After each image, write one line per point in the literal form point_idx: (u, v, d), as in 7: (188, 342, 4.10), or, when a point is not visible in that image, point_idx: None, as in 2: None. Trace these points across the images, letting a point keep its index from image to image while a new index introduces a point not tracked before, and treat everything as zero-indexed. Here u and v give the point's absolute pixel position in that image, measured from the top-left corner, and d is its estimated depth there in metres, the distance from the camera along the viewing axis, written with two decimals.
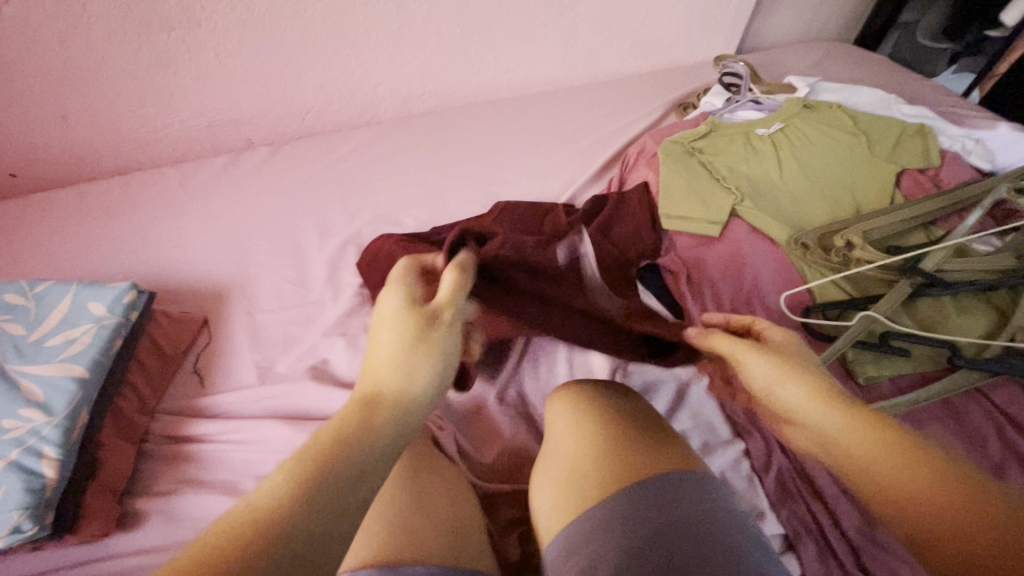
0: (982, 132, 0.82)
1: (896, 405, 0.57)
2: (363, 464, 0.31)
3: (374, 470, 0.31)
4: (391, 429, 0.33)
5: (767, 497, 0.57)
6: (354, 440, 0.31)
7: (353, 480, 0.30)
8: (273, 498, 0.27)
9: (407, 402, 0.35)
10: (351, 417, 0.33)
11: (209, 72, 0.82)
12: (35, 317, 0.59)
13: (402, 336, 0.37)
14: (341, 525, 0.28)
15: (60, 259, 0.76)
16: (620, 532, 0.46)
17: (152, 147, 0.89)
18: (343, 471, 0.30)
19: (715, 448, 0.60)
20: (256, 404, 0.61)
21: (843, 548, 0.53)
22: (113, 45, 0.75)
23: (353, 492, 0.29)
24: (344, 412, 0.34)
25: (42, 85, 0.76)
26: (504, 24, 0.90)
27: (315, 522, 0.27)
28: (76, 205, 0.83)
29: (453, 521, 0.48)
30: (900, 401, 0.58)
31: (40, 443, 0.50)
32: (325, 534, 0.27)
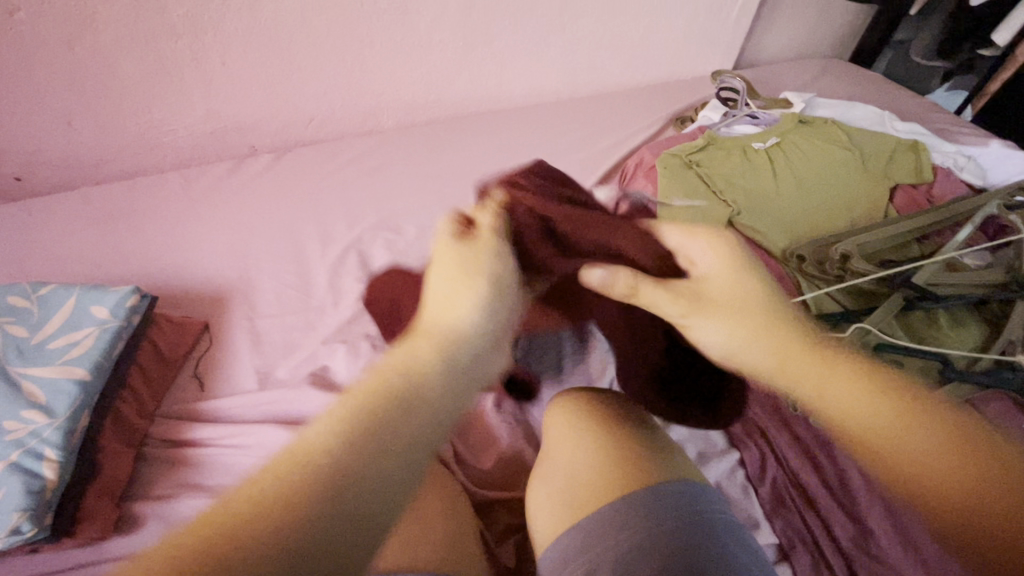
0: (974, 149, 0.84)
1: None
2: (415, 424, 0.35)
3: (424, 430, 0.35)
4: (441, 386, 0.37)
5: (762, 507, 0.58)
6: (407, 396, 0.36)
7: (405, 436, 0.34)
8: (330, 445, 0.32)
9: (453, 357, 0.40)
10: (405, 371, 0.37)
11: (215, 80, 0.83)
12: (37, 319, 0.60)
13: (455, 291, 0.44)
14: (392, 472, 0.32)
15: (63, 263, 0.76)
16: (614, 539, 0.47)
17: (156, 153, 0.90)
18: (393, 426, 0.34)
19: (710, 458, 0.61)
20: (256, 409, 0.61)
21: (836, 557, 0.53)
22: (120, 53, 0.76)
23: (405, 443, 0.33)
24: (394, 362, 0.38)
25: (49, 91, 0.77)
26: (506, 36, 0.92)
27: (366, 469, 0.31)
28: (79, 210, 0.84)
29: (449, 528, 0.48)
30: None
31: (40, 445, 0.51)
32: (378, 484, 0.31)
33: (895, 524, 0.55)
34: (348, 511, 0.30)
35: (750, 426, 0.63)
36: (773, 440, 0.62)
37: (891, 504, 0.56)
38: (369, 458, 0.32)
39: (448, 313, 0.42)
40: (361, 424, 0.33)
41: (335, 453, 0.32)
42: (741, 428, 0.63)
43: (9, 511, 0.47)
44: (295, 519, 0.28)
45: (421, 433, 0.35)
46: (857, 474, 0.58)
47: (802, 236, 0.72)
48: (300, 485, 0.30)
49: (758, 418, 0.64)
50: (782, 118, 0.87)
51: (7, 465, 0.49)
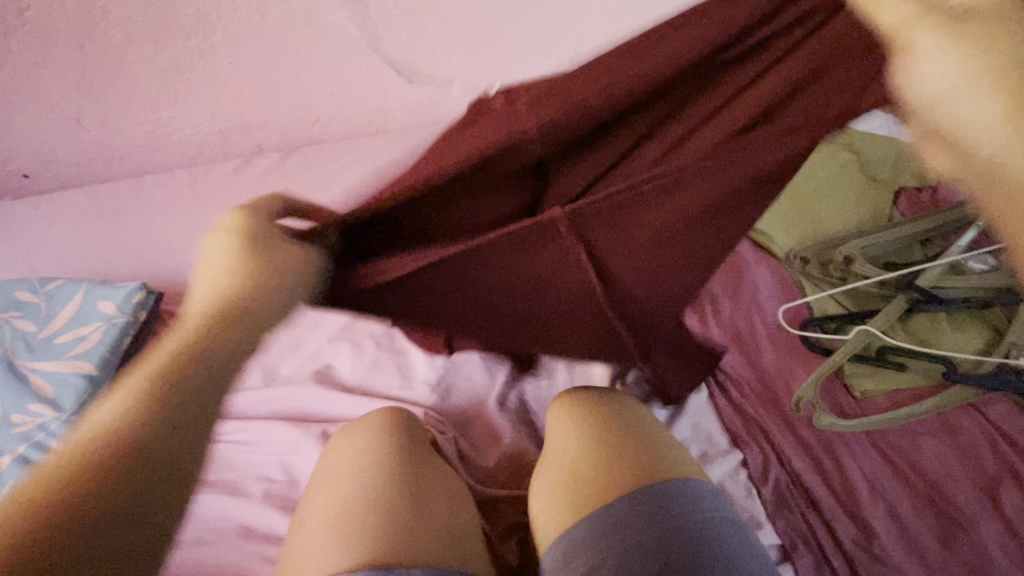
0: None
1: (893, 419, 0.59)
2: (200, 388, 0.32)
3: (214, 389, 0.33)
4: (232, 344, 0.35)
5: (765, 508, 0.58)
6: (195, 361, 0.33)
7: (192, 404, 0.31)
8: (118, 422, 0.29)
9: (252, 316, 0.36)
10: (192, 335, 0.34)
11: (223, 79, 0.84)
12: (45, 313, 0.61)
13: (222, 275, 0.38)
14: (187, 443, 0.30)
15: (70, 259, 0.77)
16: (617, 538, 0.47)
17: (163, 151, 0.91)
18: (182, 396, 0.31)
19: (713, 458, 0.61)
20: (262, 404, 0.62)
21: (839, 558, 0.54)
22: (129, 51, 0.77)
23: (195, 409, 0.31)
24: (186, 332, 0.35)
25: (59, 89, 0.78)
26: (513, 37, 0.92)
27: (155, 443, 0.29)
28: (86, 206, 0.84)
29: (452, 524, 0.49)
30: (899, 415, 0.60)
31: (47, 439, 0.52)
32: (165, 457, 0.29)
33: (898, 526, 0.55)
34: (143, 486, 0.28)
35: (754, 426, 0.63)
36: (776, 440, 0.61)
37: (894, 506, 0.56)
38: (162, 425, 0.30)
39: (210, 290, 0.37)
40: (144, 394, 0.31)
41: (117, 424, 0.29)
42: (744, 428, 0.63)
43: None
44: (89, 500, 0.26)
45: (208, 400, 0.32)
46: (860, 476, 0.58)
47: (806, 239, 0.75)
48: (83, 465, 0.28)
49: (762, 418, 0.63)
50: None
51: (14, 458, 0.51)
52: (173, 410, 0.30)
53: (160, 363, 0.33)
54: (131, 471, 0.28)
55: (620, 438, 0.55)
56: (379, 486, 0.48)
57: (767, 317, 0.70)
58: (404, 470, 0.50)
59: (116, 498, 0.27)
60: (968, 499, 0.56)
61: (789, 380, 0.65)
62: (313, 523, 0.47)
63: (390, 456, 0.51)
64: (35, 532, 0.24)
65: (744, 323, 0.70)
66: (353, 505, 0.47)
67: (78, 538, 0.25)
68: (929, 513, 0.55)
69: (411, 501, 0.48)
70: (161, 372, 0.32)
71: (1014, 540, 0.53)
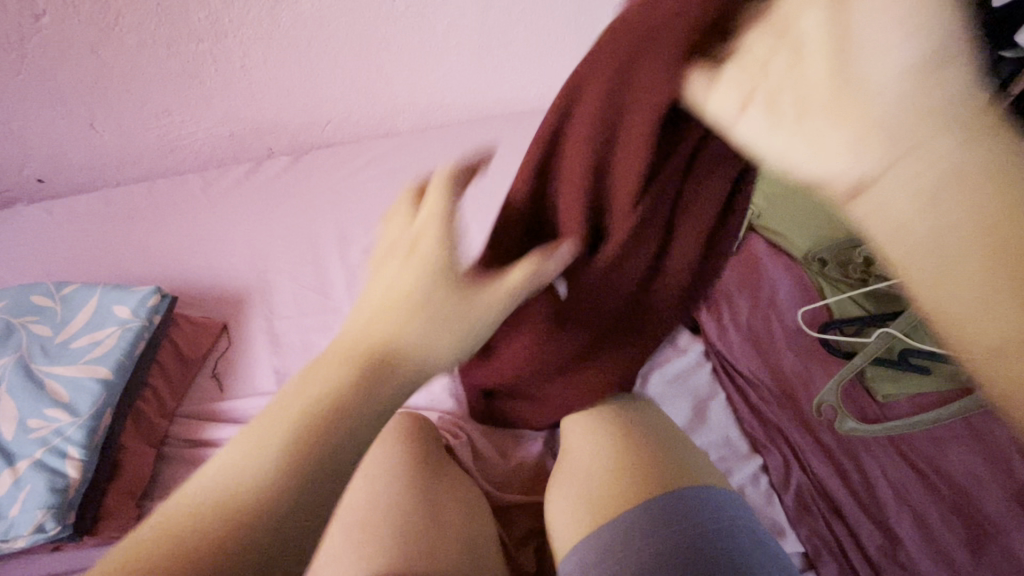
0: None
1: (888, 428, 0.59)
2: (335, 461, 0.28)
3: (343, 463, 0.28)
4: (345, 439, 0.29)
5: (786, 513, 0.57)
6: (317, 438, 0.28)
7: (321, 473, 0.27)
8: (263, 458, 0.27)
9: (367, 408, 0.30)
10: (299, 420, 0.29)
11: (233, 82, 0.83)
12: (60, 318, 0.61)
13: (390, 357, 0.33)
14: (301, 532, 0.26)
15: (85, 263, 0.77)
16: (634, 547, 0.46)
17: (176, 155, 0.91)
18: (314, 467, 0.27)
19: (732, 464, 0.60)
20: None
21: (864, 565, 0.53)
22: (142, 56, 0.77)
23: (325, 483, 0.27)
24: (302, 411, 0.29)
25: (71, 93, 0.78)
26: (525, 38, 0.91)
27: (272, 514, 0.26)
28: (100, 210, 0.84)
29: (466, 531, 0.48)
30: (902, 425, 0.59)
31: (64, 444, 0.52)
32: (285, 531, 0.26)
33: (927, 536, 0.54)
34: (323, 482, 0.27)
35: (773, 432, 0.62)
36: (798, 448, 0.61)
37: (921, 513, 0.56)
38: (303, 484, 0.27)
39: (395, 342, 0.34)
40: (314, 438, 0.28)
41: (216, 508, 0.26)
42: (764, 432, 0.63)
43: (34, 509, 0.49)
44: (292, 468, 0.27)
45: (339, 458, 0.28)
46: (884, 481, 0.58)
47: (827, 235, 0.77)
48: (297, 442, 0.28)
49: (782, 422, 0.63)
50: None
51: (32, 463, 0.51)
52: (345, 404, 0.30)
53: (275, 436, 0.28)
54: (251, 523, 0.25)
55: (635, 448, 0.53)
56: (388, 493, 0.48)
57: (787, 320, 0.72)
58: (419, 476, 0.50)
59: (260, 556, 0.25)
60: (997, 505, 0.55)
61: (809, 382, 0.66)
62: (326, 529, 0.47)
63: (398, 462, 0.50)
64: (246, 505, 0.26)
65: (761, 327, 0.71)
66: (366, 513, 0.46)
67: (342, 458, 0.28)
68: (957, 519, 0.55)
69: (426, 504, 0.48)
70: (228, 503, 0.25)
71: None
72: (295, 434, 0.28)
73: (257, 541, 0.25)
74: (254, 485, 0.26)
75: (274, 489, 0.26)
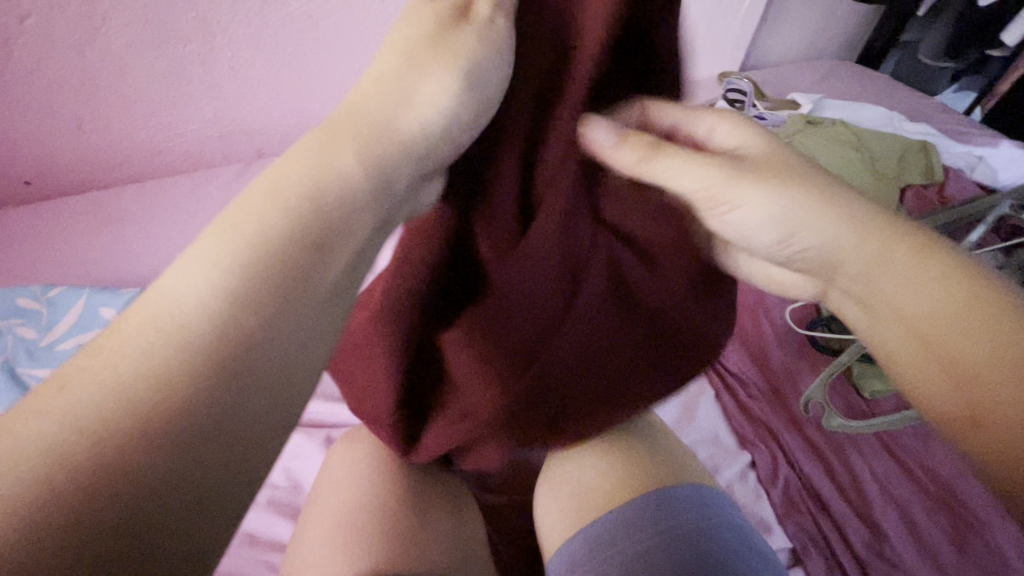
0: (985, 150, 0.94)
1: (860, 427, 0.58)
2: (230, 418, 0.20)
3: (241, 415, 0.20)
4: (196, 399, 0.20)
5: (773, 509, 0.57)
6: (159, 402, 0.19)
7: (179, 443, 0.19)
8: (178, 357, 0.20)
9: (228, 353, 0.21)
10: (144, 355, 0.20)
11: (222, 83, 0.83)
12: (46, 321, 0.61)
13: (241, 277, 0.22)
14: (183, 504, 0.19)
15: (72, 266, 0.77)
16: (623, 543, 0.46)
17: (164, 156, 0.90)
18: (182, 425, 0.19)
19: (720, 460, 0.61)
20: None
21: (851, 562, 0.53)
22: (130, 57, 0.76)
23: (202, 451, 0.19)
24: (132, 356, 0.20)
25: (58, 94, 0.78)
26: None
27: (160, 457, 0.19)
28: (87, 212, 0.84)
29: (454, 529, 0.48)
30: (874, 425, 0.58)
31: None
32: (176, 471, 0.19)
33: (913, 533, 0.55)
34: (226, 434, 0.20)
35: (760, 428, 0.63)
36: (786, 444, 0.61)
37: (907, 509, 0.57)
38: (209, 423, 0.20)
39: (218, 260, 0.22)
40: (169, 369, 0.20)
41: (154, 387, 0.19)
42: (752, 430, 0.63)
43: None
44: (174, 425, 0.19)
45: (194, 421, 0.19)
46: (871, 478, 0.59)
47: None
48: (175, 373, 0.20)
49: (770, 420, 0.63)
50: (790, 119, 0.94)
51: None
52: (295, 230, 0.24)
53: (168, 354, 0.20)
54: (170, 444, 0.19)
55: (625, 447, 0.53)
56: (374, 493, 0.48)
57: (775, 318, 0.72)
58: (407, 477, 0.50)
59: (166, 508, 0.18)
60: (981, 501, 0.57)
61: (797, 380, 0.67)
62: (313, 529, 0.47)
63: (385, 464, 0.50)
64: (109, 457, 0.18)
65: (749, 325, 0.72)
66: (352, 512, 0.46)
67: (192, 425, 0.19)
68: (942, 514, 0.56)
69: (413, 506, 0.48)
70: (183, 331, 0.21)
71: None
72: (124, 384, 0.19)
73: (115, 513, 0.18)
74: (110, 408, 0.19)
75: (181, 409, 0.19)
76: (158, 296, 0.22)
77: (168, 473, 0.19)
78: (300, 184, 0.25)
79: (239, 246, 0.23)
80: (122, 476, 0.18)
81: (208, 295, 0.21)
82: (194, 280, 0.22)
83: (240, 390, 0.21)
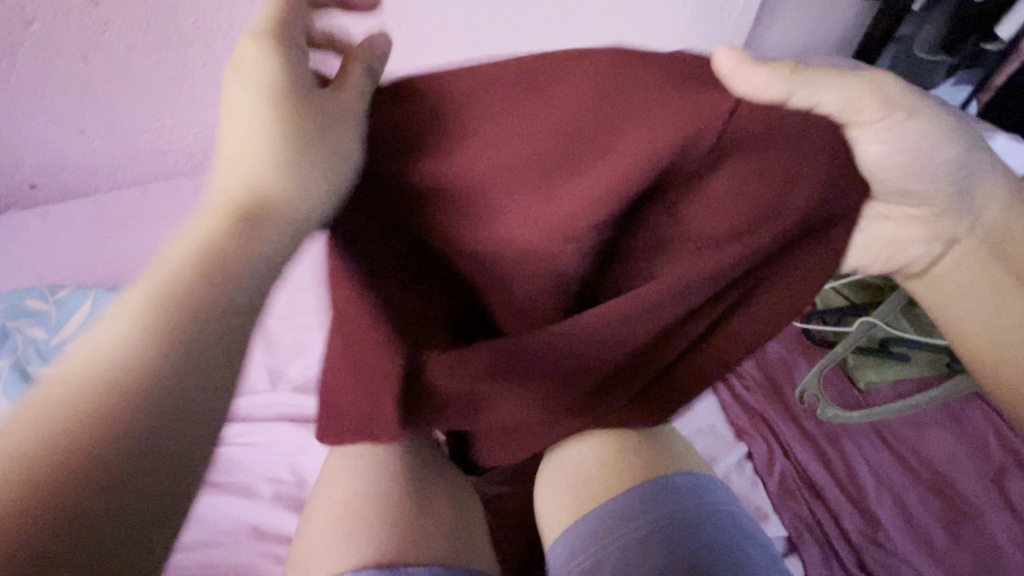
0: (981, 142, 0.94)
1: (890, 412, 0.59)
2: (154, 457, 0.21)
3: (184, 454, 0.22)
4: (100, 454, 0.20)
5: (770, 498, 0.58)
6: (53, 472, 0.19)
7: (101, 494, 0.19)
8: (45, 442, 0.20)
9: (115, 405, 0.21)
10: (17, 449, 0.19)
11: (224, 86, 0.84)
12: (55, 321, 0.62)
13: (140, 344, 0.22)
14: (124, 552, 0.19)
15: (79, 267, 0.78)
16: (621, 532, 0.47)
17: (167, 159, 0.92)
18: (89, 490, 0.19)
19: (718, 452, 0.61)
20: (267, 409, 0.63)
21: (846, 549, 0.54)
22: (132, 61, 0.77)
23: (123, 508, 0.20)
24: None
25: (63, 99, 0.79)
26: (512, 37, 0.93)
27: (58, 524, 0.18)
28: (92, 214, 0.85)
29: (456, 520, 0.49)
30: (902, 407, 0.59)
31: None
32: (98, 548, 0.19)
33: (907, 520, 0.56)
34: (158, 472, 0.21)
35: (757, 420, 0.64)
36: (781, 435, 0.63)
37: (901, 497, 0.58)
38: (118, 465, 0.20)
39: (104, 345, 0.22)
40: (73, 447, 0.20)
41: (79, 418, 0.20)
42: (748, 421, 0.64)
43: None
44: (81, 470, 0.19)
45: (105, 478, 0.20)
46: (865, 466, 0.60)
47: None
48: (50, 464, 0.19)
49: (767, 412, 0.65)
50: None
51: None
52: (198, 293, 0.24)
53: (58, 424, 0.20)
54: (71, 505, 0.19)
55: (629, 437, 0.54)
56: (375, 485, 0.49)
57: None
58: (409, 469, 0.51)
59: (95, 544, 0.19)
60: (973, 487, 0.58)
61: (793, 372, 0.68)
62: (318, 520, 0.48)
63: (386, 457, 0.51)
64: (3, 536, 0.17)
65: None
66: (355, 505, 0.47)
67: (96, 473, 0.20)
68: (936, 501, 0.57)
69: (415, 498, 0.49)
70: (102, 380, 0.21)
71: (1018, 524, 0.55)
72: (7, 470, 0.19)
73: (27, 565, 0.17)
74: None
75: (93, 467, 0.20)
76: (75, 354, 0.22)
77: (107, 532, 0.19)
78: (194, 256, 0.26)
79: (149, 297, 0.24)
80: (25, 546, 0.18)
81: (129, 351, 0.22)
82: (110, 340, 0.22)
83: (166, 421, 0.21)
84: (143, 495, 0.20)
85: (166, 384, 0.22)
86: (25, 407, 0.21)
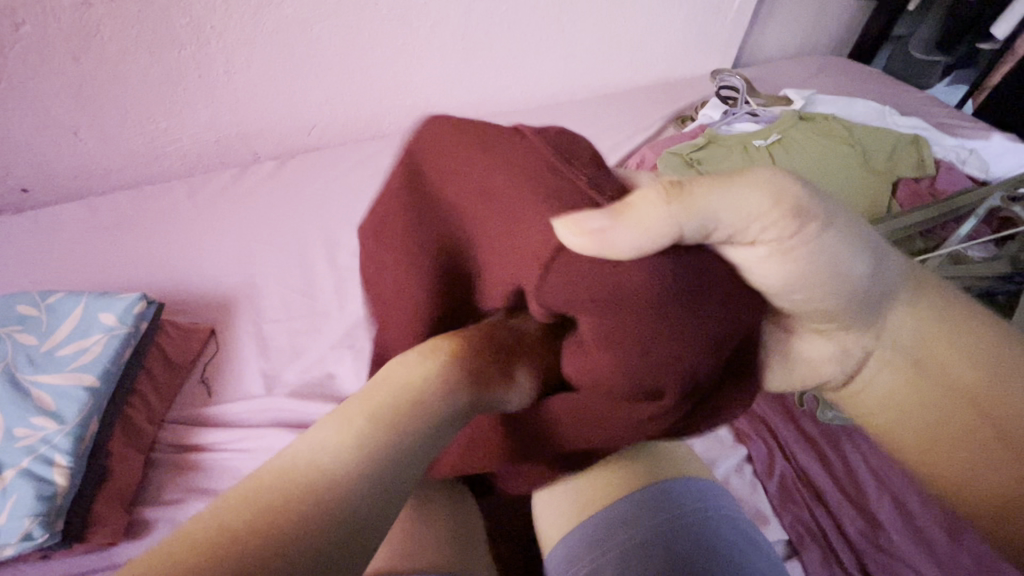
0: (976, 142, 0.95)
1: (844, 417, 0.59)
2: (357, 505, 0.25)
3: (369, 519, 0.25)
4: (343, 489, 0.25)
5: (770, 501, 0.58)
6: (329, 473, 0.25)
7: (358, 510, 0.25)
8: (294, 471, 0.25)
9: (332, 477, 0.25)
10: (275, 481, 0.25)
11: (218, 89, 0.84)
12: (46, 327, 0.61)
13: (347, 436, 0.27)
14: (347, 554, 0.24)
15: (71, 271, 0.77)
16: (621, 537, 0.47)
17: (161, 162, 0.91)
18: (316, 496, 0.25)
19: (717, 455, 0.61)
20: (262, 413, 0.62)
21: (847, 552, 0.54)
22: (125, 63, 0.77)
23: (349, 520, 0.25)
24: (265, 480, 0.25)
25: (55, 102, 0.78)
26: (507, 39, 0.93)
27: (321, 509, 0.24)
28: (85, 218, 0.84)
29: (453, 526, 0.49)
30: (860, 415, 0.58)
31: (51, 451, 0.52)
32: (335, 535, 0.24)
33: (908, 521, 0.56)
34: (343, 502, 0.25)
35: (757, 422, 0.64)
36: (781, 438, 0.62)
37: (900, 498, 0.57)
38: (370, 499, 0.25)
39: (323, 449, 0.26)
40: (331, 463, 0.26)
41: (289, 496, 0.24)
42: (748, 424, 0.64)
43: (21, 517, 0.49)
44: (316, 486, 0.25)
45: (344, 512, 0.25)
46: (865, 469, 0.60)
47: None
48: (299, 484, 0.25)
49: (766, 414, 0.64)
50: (782, 114, 0.95)
51: (19, 471, 0.51)
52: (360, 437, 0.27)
53: (278, 484, 0.25)
54: (311, 520, 0.24)
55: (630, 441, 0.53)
56: None
57: None
58: None
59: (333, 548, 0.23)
60: None
61: None
62: None
63: None
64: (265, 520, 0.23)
65: None
66: None
67: (346, 511, 0.25)
68: (937, 503, 0.57)
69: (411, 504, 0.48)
70: (296, 466, 0.26)
71: None
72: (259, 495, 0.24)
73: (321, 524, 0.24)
74: (274, 489, 0.25)
75: (322, 501, 0.24)
76: (292, 456, 0.26)
77: (316, 538, 0.23)
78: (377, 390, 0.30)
79: (366, 412, 0.28)
80: (296, 530, 0.23)
81: (341, 452, 0.26)
82: (323, 443, 0.27)
83: (388, 474, 0.27)
84: (369, 524, 0.25)
85: (388, 455, 0.27)
86: (283, 455, 0.27)
